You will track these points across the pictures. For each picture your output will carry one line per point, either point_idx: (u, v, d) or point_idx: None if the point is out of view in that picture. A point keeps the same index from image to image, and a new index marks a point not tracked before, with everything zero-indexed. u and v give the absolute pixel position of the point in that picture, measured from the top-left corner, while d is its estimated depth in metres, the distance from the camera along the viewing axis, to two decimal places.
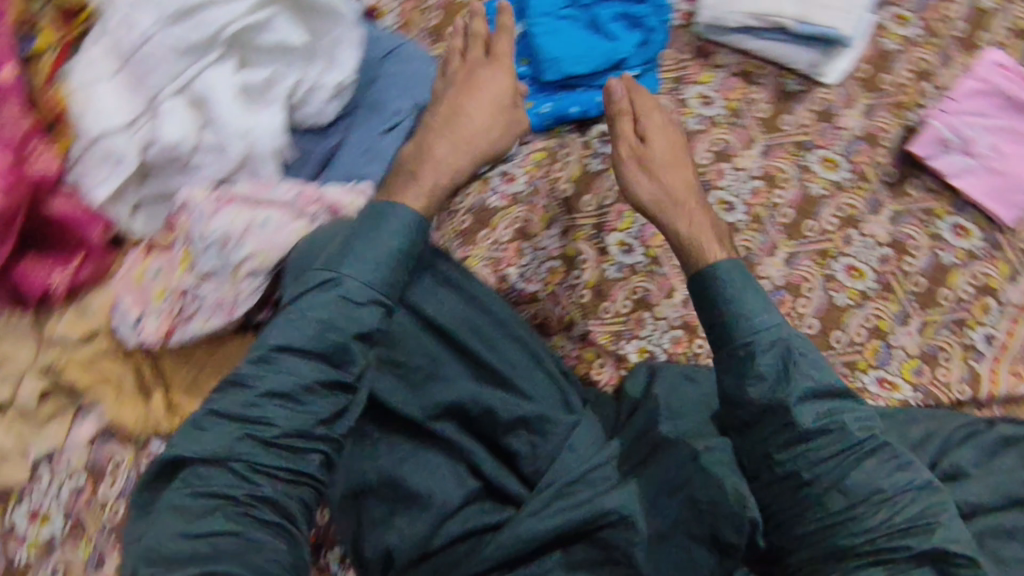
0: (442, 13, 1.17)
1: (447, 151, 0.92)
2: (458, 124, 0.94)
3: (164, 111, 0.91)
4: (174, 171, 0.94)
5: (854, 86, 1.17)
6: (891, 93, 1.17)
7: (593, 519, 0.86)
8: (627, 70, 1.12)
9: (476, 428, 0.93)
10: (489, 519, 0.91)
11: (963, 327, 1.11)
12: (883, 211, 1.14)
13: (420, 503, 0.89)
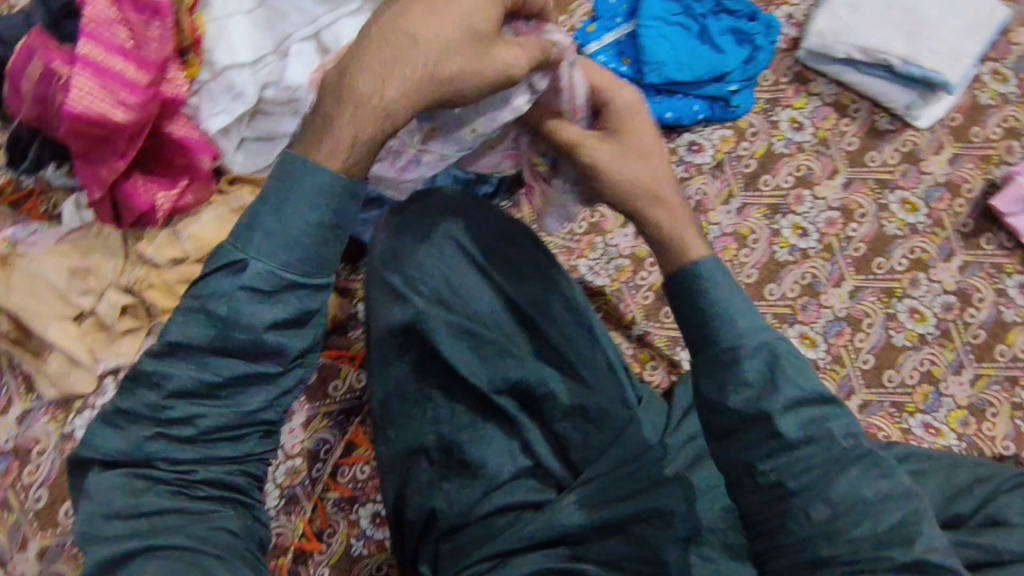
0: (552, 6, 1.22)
1: (400, 79, 0.60)
2: (418, 38, 0.60)
3: (292, 54, 0.89)
4: (286, 118, 0.94)
5: (944, 134, 1.18)
6: (979, 146, 1.18)
7: (647, 514, 0.79)
8: (728, 84, 1.17)
9: (535, 410, 0.90)
10: (537, 498, 0.85)
11: (1016, 385, 1.09)
12: (954, 260, 1.14)
13: (470, 473, 0.85)
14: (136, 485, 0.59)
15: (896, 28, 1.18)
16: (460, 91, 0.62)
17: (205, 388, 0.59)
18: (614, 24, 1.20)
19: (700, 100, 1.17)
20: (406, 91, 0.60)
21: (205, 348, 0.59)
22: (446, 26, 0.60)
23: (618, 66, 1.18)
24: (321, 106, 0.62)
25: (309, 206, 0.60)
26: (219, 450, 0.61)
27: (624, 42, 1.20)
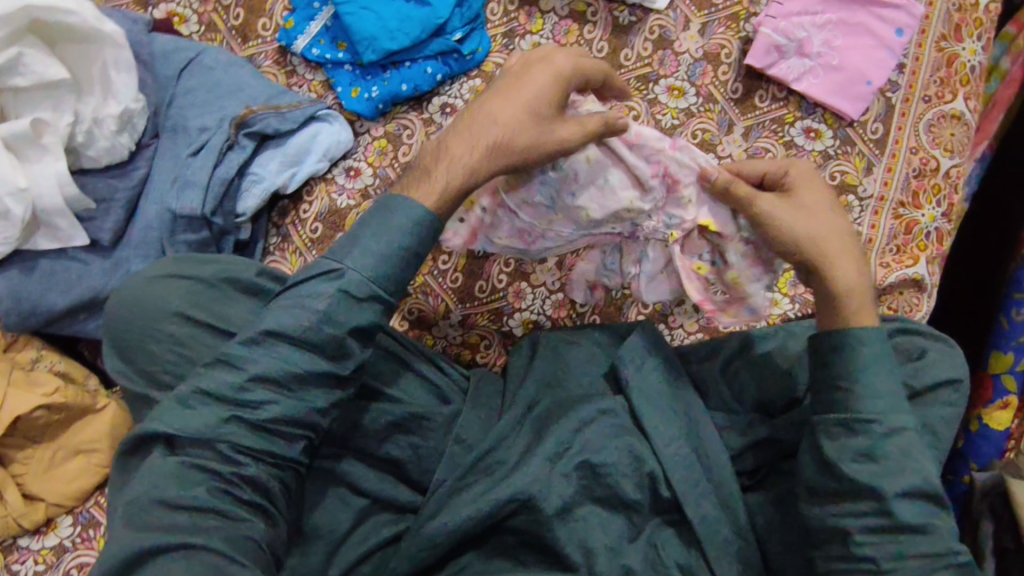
0: (257, 12, 1.03)
1: (473, 149, 0.78)
2: (496, 123, 0.79)
3: (42, 154, 0.81)
4: (94, 217, 0.86)
5: (833, 32, 1.04)
6: (876, 33, 1.03)
7: (503, 508, 0.83)
8: (451, 35, 1.01)
9: (350, 443, 0.85)
10: (389, 532, 0.84)
11: (926, 190, 1.05)
12: (878, 170, 1.04)
13: (306, 537, 0.82)
14: (189, 478, 0.69)
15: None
16: (533, 156, 0.80)
17: (288, 380, 0.70)
18: (312, 10, 1.01)
19: (431, 61, 1.01)
20: (471, 164, 0.78)
21: (300, 342, 0.71)
22: (512, 124, 0.79)
23: (334, 53, 1.01)
24: (422, 160, 0.80)
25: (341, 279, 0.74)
26: (274, 449, 0.71)
27: (333, 26, 1.02)
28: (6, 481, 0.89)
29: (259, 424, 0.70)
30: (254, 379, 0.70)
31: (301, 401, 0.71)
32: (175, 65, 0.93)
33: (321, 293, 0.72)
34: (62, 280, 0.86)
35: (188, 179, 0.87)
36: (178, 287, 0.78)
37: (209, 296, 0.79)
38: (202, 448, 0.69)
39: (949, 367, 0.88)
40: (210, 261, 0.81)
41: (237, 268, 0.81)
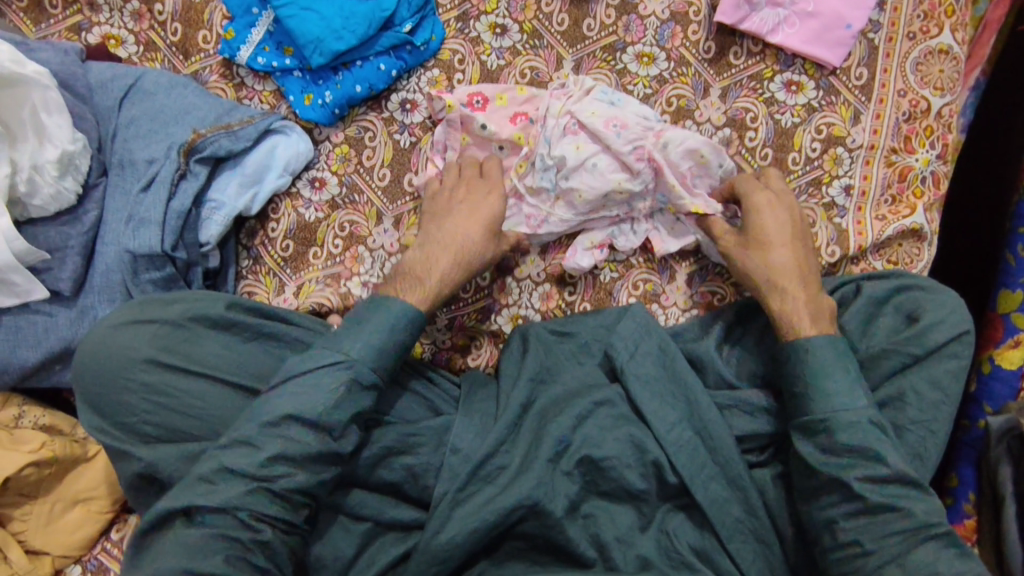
0: (195, 25, 0.98)
1: (451, 263, 0.87)
2: (463, 235, 0.88)
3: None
4: (52, 266, 0.83)
5: None
6: None
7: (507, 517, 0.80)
8: (400, 27, 0.95)
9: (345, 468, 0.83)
10: (397, 551, 0.82)
11: (919, 133, 0.99)
12: (866, 118, 0.99)
13: (313, 571, 0.82)
14: (210, 549, 0.68)
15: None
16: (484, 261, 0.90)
17: (301, 457, 0.72)
18: (252, 17, 0.96)
19: (383, 57, 0.96)
20: (448, 273, 0.87)
21: (318, 423, 0.73)
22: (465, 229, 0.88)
23: (281, 60, 0.96)
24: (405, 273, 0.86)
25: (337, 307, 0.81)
26: (284, 515, 0.72)
27: (277, 30, 0.96)
28: (7, 541, 0.85)
29: (273, 492, 0.71)
30: (274, 456, 0.71)
31: (307, 470, 0.73)
32: (114, 95, 0.88)
33: (337, 379, 0.74)
34: (29, 335, 0.83)
35: (142, 217, 0.84)
36: (149, 334, 0.77)
37: (181, 339, 0.77)
38: (222, 517, 0.69)
39: (954, 321, 0.84)
40: (179, 300, 0.80)
41: (206, 304, 0.79)
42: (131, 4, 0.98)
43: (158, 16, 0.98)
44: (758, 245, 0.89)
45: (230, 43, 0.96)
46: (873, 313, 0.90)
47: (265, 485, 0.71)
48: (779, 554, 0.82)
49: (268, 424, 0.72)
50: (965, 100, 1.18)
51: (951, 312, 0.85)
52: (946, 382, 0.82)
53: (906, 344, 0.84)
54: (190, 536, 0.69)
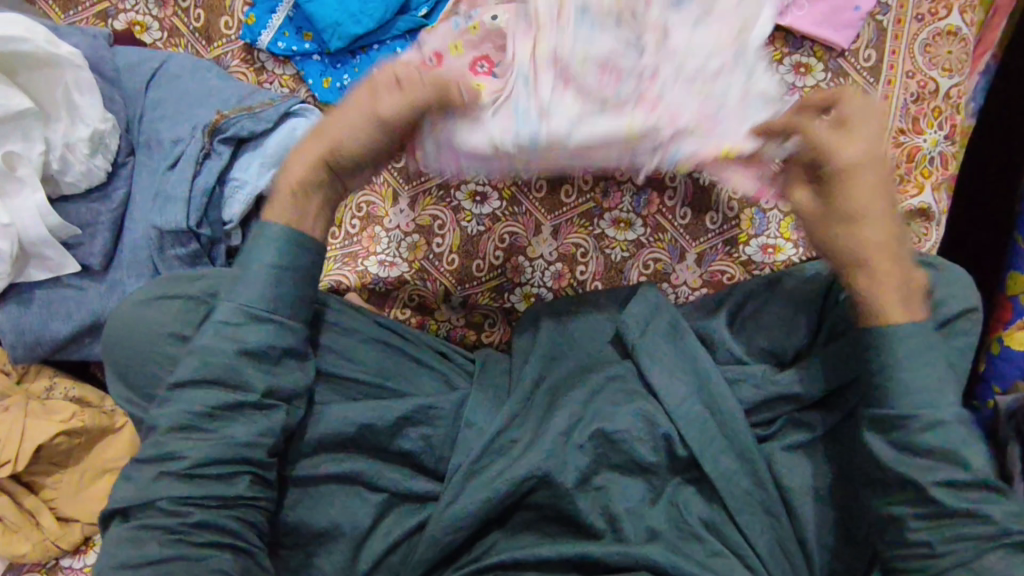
0: (217, 10, 1.00)
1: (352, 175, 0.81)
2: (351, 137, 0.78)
3: (18, 185, 0.80)
4: (82, 241, 0.86)
5: None
6: None
7: (517, 488, 0.82)
8: (416, 12, 0.98)
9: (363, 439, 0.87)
10: (412, 521, 0.85)
11: (928, 114, 1.00)
12: (876, 99, 1.00)
13: (330, 537, 0.83)
14: (143, 537, 0.69)
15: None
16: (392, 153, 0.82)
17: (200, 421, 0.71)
18: (273, 2, 0.98)
19: (400, 41, 0.98)
20: (304, 178, 0.78)
21: (206, 381, 0.72)
22: (351, 134, 0.78)
23: (301, 45, 0.98)
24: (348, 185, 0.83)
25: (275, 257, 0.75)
26: (216, 492, 0.70)
27: (297, 16, 0.99)
28: (39, 507, 0.89)
29: (188, 473, 0.70)
30: (197, 414, 0.71)
31: (246, 423, 0.72)
32: (142, 77, 0.92)
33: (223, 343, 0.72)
34: (61, 308, 0.86)
35: (168, 194, 0.87)
36: (151, 318, 0.80)
37: (187, 317, 0.80)
38: (150, 507, 0.70)
39: (959, 297, 0.86)
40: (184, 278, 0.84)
41: (200, 287, 0.82)
42: None
43: (181, 3, 1.01)
44: (840, 217, 0.75)
45: (252, 30, 0.99)
46: None
47: (167, 468, 0.70)
48: (786, 525, 0.84)
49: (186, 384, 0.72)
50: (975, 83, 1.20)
51: (957, 288, 0.87)
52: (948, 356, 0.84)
53: None
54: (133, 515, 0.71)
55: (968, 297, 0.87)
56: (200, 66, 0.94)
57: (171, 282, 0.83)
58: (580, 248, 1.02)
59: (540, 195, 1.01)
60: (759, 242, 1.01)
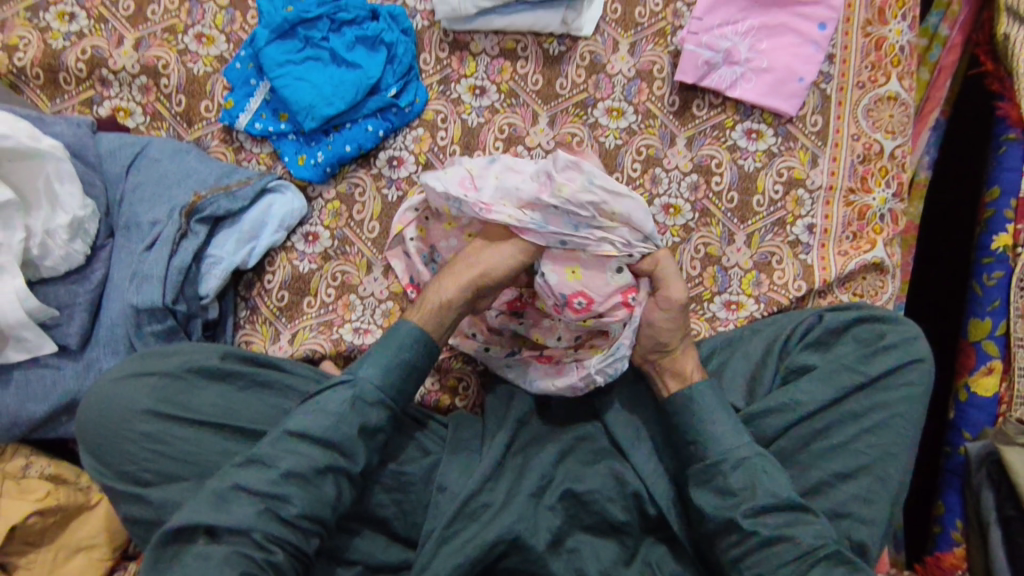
0: (195, 97, 1.06)
1: (462, 290, 0.86)
2: (490, 262, 0.86)
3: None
4: (59, 320, 0.88)
5: (756, 38, 1.05)
6: (800, 31, 1.04)
7: (487, 555, 0.83)
8: (385, 92, 1.03)
9: None
10: None
11: (874, 174, 1.05)
12: (825, 161, 1.05)
13: None
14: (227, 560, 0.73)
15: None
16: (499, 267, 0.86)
17: (302, 469, 0.77)
18: (249, 87, 1.04)
19: (370, 119, 1.03)
20: (457, 298, 0.86)
21: (324, 439, 0.78)
22: (498, 266, 0.86)
23: (276, 126, 1.03)
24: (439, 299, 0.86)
25: (407, 350, 0.84)
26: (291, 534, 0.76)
27: (273, 99, 1.04)
28: None
29: (286, 510, 0.75)
30: (282, 468, 0.76)
31: (319, 487, 0.77)
32: (122, 162, 0.96)
33: (340, 400, 0.80)
34: (38, 388, 0.88)
35: (145, 273, 0.90)
36: (152, 385, 0.83)
37: (191, 389, 0.84)
38: (236, 532, 0.74)
39: (912, 350, 0.89)
40: (179, 350, 0.87)
41: (206, 356, 0.86)
42: (139, 79, 1.06)
43: (163, 89, 1.06)
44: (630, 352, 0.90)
45: (230, 114, 1.04)
46: (829, 342, 0.94)
47: (273, 500, 0.75)
48: None
49: (276, 438, 0.79)
50: (924, 141, 1.28)
51: (909, 340, 0.90)
52: (901, 407, 0.87)
53: (857, 371, 0.89)
54: (208, 538, 0.75)
55: (918, 349, 0.90)
56: (177, 151, 0.98)
57: (168, 357, 0.85)
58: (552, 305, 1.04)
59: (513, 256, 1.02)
60: (723, 299, 1.04)
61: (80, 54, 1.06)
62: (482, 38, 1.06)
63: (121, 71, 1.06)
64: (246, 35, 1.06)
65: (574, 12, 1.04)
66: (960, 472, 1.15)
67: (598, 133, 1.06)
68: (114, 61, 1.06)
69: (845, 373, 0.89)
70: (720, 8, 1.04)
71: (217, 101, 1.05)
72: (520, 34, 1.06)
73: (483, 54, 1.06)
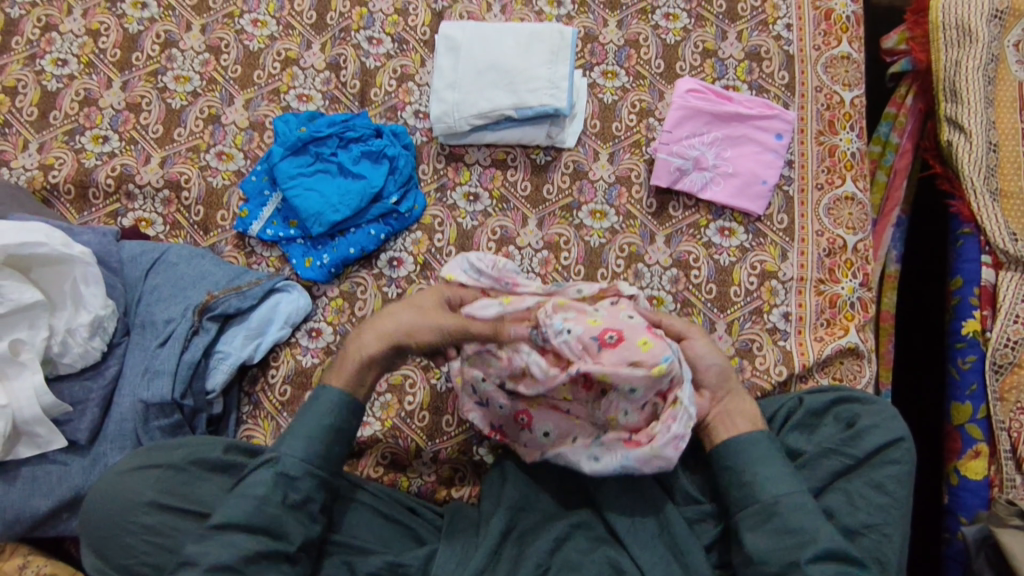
0: (212, 207, 1.15)
1: (381, 345, 0.88)
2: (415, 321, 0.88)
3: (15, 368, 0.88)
4: (71, 415, 0.92)
5: (722, 147, 1.16)
6: (761, 141, 1.16)
7: None
8: (386, 200, 1.12)
9: None
10: None
11: (840, 265, 1.13)
12: (794, 255, 1.14)
13: None
14: None
15: (639, 80, 1.21)
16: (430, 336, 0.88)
17: None
18: (263, 197, 1.14)
19: (373, 223, 1.12)
20: (381, 351, 0.89)
21: None
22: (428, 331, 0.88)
23: (287, 231, 1.13)
24: (355, 352, 0.89)
25: (333, 415, 0.88)
26: None
27: (284, 208, 1.14)
28: None
29: None
30: None
31: None
32: (142, 266, 1.03)
33: (263, 480, 0.84)
34: (44, 484, 0.90)
35: (157, 368, 0.95)
36: (156, 477, 0.85)
37: (194, 480, 0.86)
38: None
39: (891, 428, 0.92)
40: (183, 441, 0.89)
41: (209, 447, 0.89)
42: (162, 193, 1.16)
43: (184, 201, 1.16)
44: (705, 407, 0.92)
45: (244, 222, 1.13)
46: (813, 423, 0.98)
47: None
48: None
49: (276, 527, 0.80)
50: (888, 237, 1.37)
51: (886, 419, 0.94)
52: (887, 485, 0.89)
53: (844, 453, 0.92)
54: None
55: (897, 427, 0.93)
56: (194, 254, 1.05)
57: (173, 449, 0.88)
58: None
59: None
60: None
61: (110, 171, 1.17)
62: (475, 151, 1.18)
63: (147, 186, 1.16)
64: (263, 153, 1.17)
65: (558, 127, 1.16)
66: (962, 559, 1.15)
67: (584, 233, 1.15)
68: (141, 177, 1.16)
69: (832, 454, 0.92)
70: (687, 121, 1.17)
71: (233, 211, 1.15)
72: (509, 147, 1.18)
73: (476, 164, 1.17)
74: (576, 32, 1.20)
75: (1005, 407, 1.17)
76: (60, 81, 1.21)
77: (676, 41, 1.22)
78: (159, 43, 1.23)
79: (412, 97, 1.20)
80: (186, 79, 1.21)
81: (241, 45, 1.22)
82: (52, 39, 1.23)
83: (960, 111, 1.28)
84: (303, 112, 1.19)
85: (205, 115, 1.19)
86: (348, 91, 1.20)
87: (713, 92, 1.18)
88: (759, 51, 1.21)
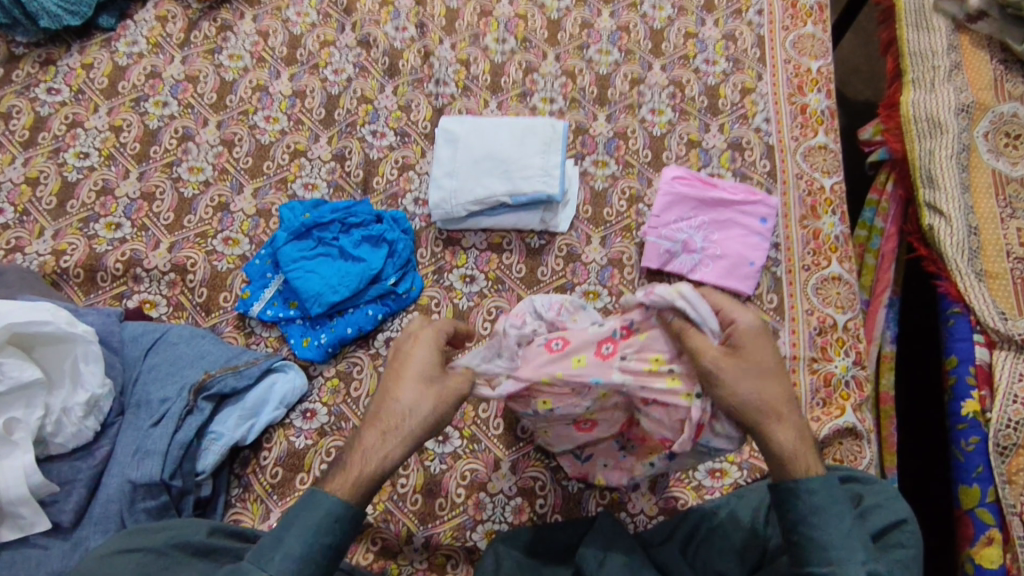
0: (216, 289, 1.19)
1: (389, 442, 0.81)
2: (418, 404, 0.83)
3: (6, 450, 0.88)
4: (59, 497, 0.92)
5: (709, 230, 1.21)
6: (747, 223, 1.21)
7: None
8: (384, 281, 1.16)
9: None
10: None
11: (832, 342, 1.15)
12: (785, 333, 1.15)
13: None
14: None
15: (629, 169, 1.27)
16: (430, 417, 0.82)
17: None
18: (265, 279, 1.17)
19: (371, 304, 1.15)
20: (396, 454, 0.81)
21: None
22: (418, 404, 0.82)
23: (286, 312, 1.15)
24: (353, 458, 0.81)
25: (330, 534, 0.77)
26: None
27: (285, 289, 1.17)
28: None
29: None
30: None
31: None
32: (142, 345, 1.05)
33: None
34: (22, 570, 0.88)
35: (148, 448, 0.95)
36: (134, 563, 0.82)
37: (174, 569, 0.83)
38: None
39: (894, 508, 0.90)
40: (164, 525, 0.88)
41: (191, 531, 0.87)
42: (168, 276, 1.20)
43: (189, 283, 1.19)
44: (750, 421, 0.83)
45: (246, 303, 1.16)
46: None
47: None
48: None
49: None
50: (882, 319, 1.37)
51: (890, 500, 0.92)
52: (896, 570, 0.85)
53: None
54: None
55: (901, 509, 0.91)
56: (194, 334, 1.07)
57: (153, 535, 0.86)
58: (535, 481, 1.06)
59: (499, 433, 1.08)
60: (707, 466, 1.07)
61: (120, 256, 1.21)
62: (472, 235, 1.23)
63: (154, 269, 1.20)
64: (268, 238, 1.22)
65: (551, 213, 1.21)
66: None
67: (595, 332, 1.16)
68: (150, 261, 1.21)
69: None
70: (675, 206, 1.22)
71: (236, 292, 1.18)
72: (505, 231, 1.23)
73: (473, 248, 1.22)
74: (567, 125, 1.28)
75: (1014, 490, 1.14)
76: (80, 172, 1.29)
77: (662, 133, 1.30)
78: (176, 138, 1.31)
79: (412, 186, 1.26)
80: (199, 170, 1.28)
81: (253, 139, 1.30)
82: (76, 134, 1.32)
83: (938, 197, 1.32)
84: (307, 200, 1.25)
85: (215, 203, 1.25)
86: (352, 179, 1.27)
87: (698, 178, 1.24)
88: (740, 141, 1.28)
